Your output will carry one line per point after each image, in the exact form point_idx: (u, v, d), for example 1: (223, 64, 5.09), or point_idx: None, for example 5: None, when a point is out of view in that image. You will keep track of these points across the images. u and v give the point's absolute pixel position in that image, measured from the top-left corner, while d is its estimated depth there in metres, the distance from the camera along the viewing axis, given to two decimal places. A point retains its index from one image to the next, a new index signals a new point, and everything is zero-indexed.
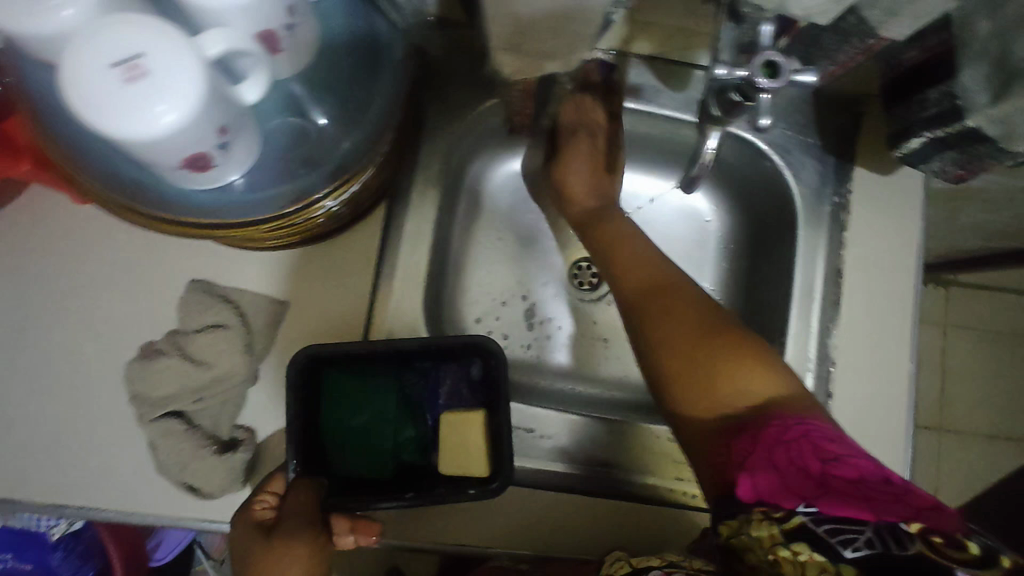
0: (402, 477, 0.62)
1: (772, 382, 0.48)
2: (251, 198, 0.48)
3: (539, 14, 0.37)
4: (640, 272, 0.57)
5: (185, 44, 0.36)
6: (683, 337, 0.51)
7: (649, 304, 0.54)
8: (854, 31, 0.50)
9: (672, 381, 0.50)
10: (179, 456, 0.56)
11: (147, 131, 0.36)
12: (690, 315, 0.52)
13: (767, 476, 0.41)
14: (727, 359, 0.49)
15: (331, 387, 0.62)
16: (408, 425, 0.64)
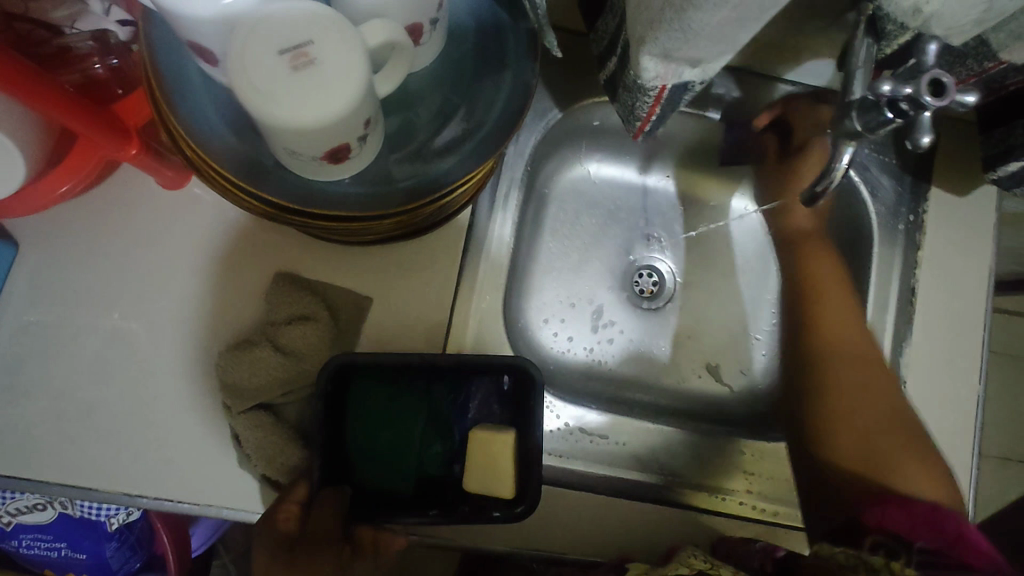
0: (421, 492, 0.59)
1: (938, 482, 0.54)
2: (366, 193, 0.48)
3: (706, 25, 0.35)
4: (846, 340, 0.64)
5: (351, 34, 0.36)
6: (868, 414, 0.59)
7: (840, 368, 0.62)
8: (971, 54, 0.51)
9: (844, 444, 0.58)
10: (266, 446, 0.54)
11: (309, 122, 0.35)
12: (875, 394, 0.60)
13: (895, 512, 0.50)
14: (900, 451, 0.57)
15: (360, 395, 0.58)
16: (436, 440, 0.61)
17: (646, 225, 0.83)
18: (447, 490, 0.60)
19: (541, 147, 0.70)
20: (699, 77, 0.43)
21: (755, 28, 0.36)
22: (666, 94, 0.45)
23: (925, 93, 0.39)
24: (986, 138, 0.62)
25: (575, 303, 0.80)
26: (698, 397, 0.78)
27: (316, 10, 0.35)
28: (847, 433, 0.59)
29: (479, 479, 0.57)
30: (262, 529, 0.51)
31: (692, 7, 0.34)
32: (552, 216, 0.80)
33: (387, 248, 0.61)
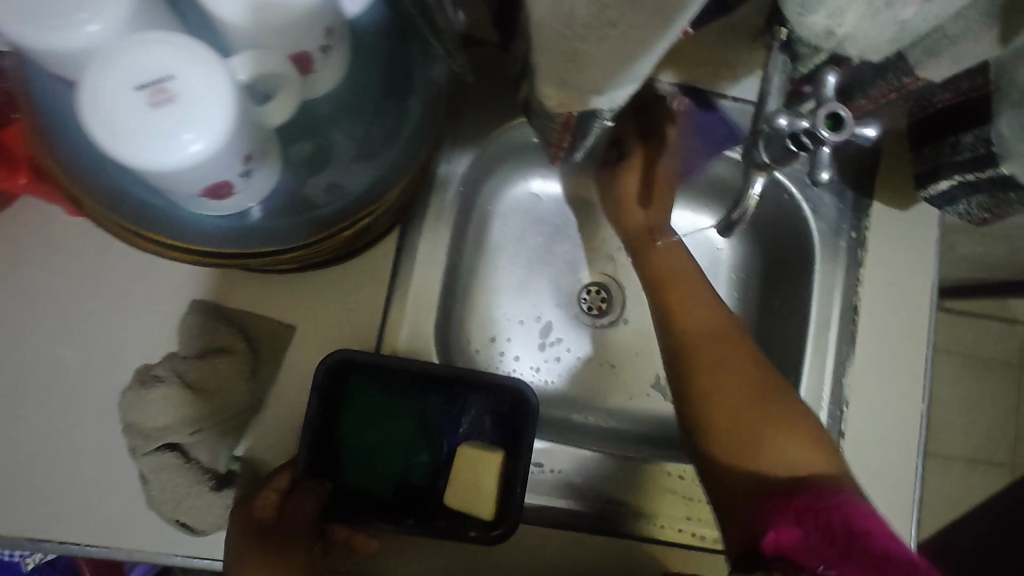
0: (402, 501, 0.57)
1: (818, 457, 0.51)
2: (271, 228, 0.46)
3: (595, 54, 0.33)
4: (697, 310, 0.60)
5: (216, 67, 0.34)
6: (730, 397, 0.54)
7: (703, 351, 0.58)
8: (891, 67, 0.50)
9: (720, 439, 0.53)
10: (172, 491, 0.53)
11: (172, 161, 0.33)
12: (740, 373, 0.56)
13: (791, 533, 0.44)
14: (772, 427, 0.52)
15: (356, 394, 0.58)
16: (422, 450, 0.60)
17: (595, 241, 0.81)
18: (429, 501, 0.58)
19: (476, 166, 0.67)
20: (605, 106, 0.41)
21: (650, 61, 0.34)
22: (573, 121, 0.44)
23: (821, 127, 0.39)
24: (917, 154, 0.61)
25: (520, 322, 0.77)
26: (646, 416, 0.76)
27: (178, 42, 0.34)
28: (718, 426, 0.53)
29: (459, 493, 0.56)
30: (239, 512, 0.51)
31: (578, 39, 0.33)
32: (496, 234, 0.78)
33: (311, 275, 0.59)
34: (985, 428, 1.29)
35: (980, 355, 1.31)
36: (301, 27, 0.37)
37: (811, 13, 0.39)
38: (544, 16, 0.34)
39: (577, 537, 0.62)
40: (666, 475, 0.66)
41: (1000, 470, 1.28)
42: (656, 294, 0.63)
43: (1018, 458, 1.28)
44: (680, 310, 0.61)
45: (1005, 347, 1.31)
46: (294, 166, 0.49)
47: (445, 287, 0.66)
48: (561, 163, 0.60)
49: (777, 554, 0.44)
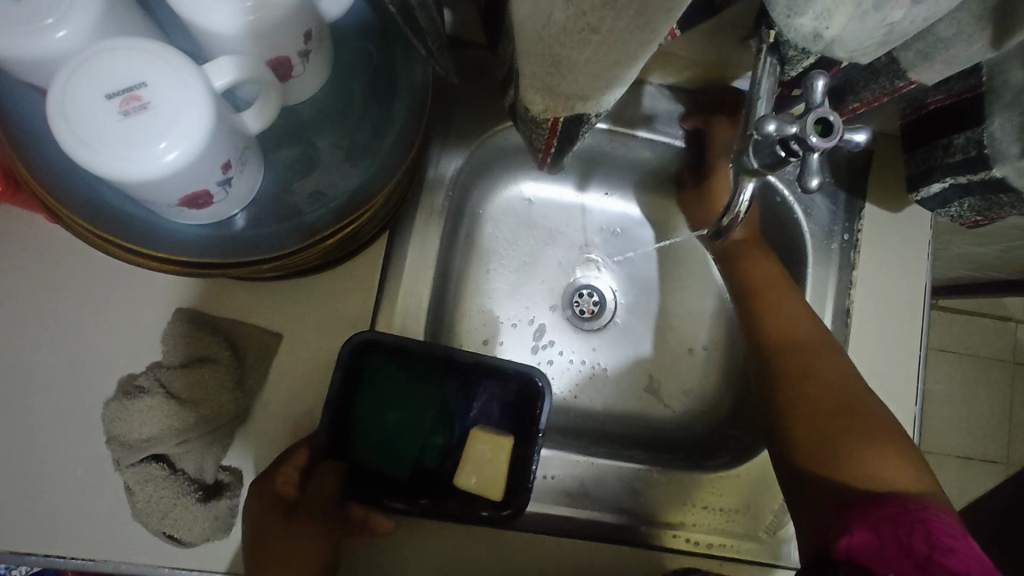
0: (417, 483, 0.58)
1: (903, 472, 0.50)
2: (254, 236, 0.45)
3: (580, 59, 0.33)
4: (792, 323, 0.62)
5: (191, 74, 0.33)
6: (814, 406, 0.56)
7: (793, 359, 0.60)
8: (886, 70, 0.50)
9: (802, 442, 0.55)
10: (159, 503, 0.52)
11: (145, 170, 0.32)
12: (832, 387, 0.57)
13: (866, 536, 0.45)
14: (856, 440, 0.53)
15: (376, 376, 0.58)
16: (437, 433, 0.60)
17: (588, 243, 0.80)
18: (442, 483, 0.58)
19: (466, 169, 0.66)
20: (592, 111, 0.41)
21: (637, 65, 0.34)
22: (560, 127, 0.43)
23: (810, 132, 0.38)
24: (909, 156, 0.61)
25: (512, 325, 0.77)
26: (641, 421, 0.76)
27: (152, 49, 0.33)
28: (799, 431, 0.56)
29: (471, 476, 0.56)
30: (258, 488, 0.50)
31: (562, 44, 0.32)
32: (488, 238, 0.77)
33: (298, 282, 0.58)
34: (979, 425, 1.29)
35: (974, 352, 1.31)
36: (279, 31, 0.36)
37: (798, 16, 0.38)
38: (527, 19, 0.34)
39: (574, 543, 0.60)
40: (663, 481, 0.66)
41: (994, 467, 1.28)
42: (753, 304, 0.65)
43: (1012, 456, 1.28)
44: (774, 318, 0.63)
45: (999, 345, 1.31)
46: (278, 172, 0.48)
47: (435, 293, 0.65)
48: (546, 168, 0.59)
49: (849, 559, 0.45)
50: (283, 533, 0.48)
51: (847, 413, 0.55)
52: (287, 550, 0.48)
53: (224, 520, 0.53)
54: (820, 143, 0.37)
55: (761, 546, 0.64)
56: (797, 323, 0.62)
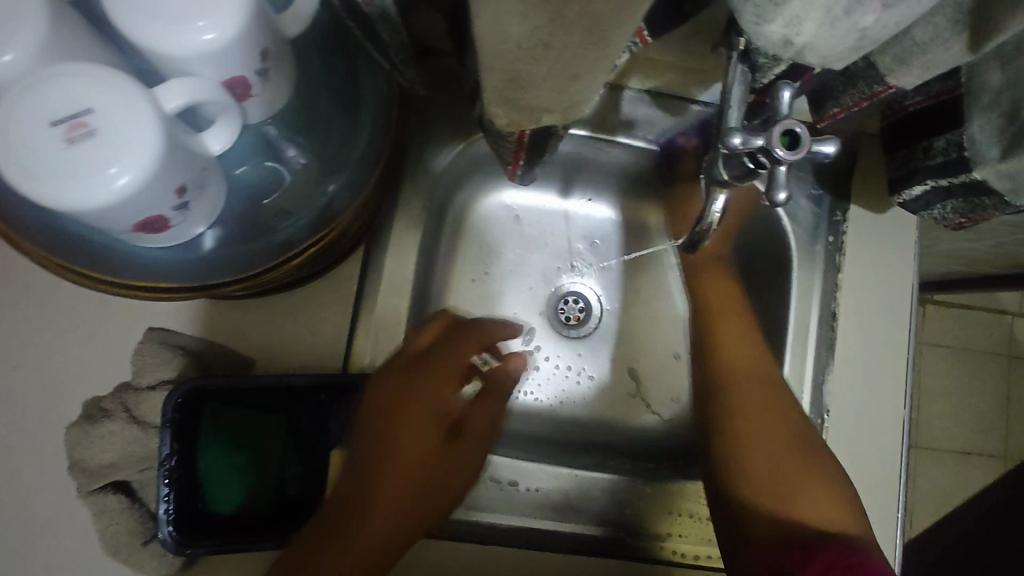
0: (288, 514, 0.52)
1: (846, 513, 0.52)
2: (220, 258, 0.45)
3: (537, 73, 0.32)
4: (746, 355, 0.61)
5: (139, 99, 0.32)
6: (762, 443, 0.57)
7: (748, 395, 0.59)
8: (863, 75, 0.49)
9: (749, 480, 0.55)
10: (112, 539, 0.50)
11: (93, 197, 0.31)
12: (784, 425, 0.57)
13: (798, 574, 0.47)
14: (803, 482, 0.54)
15: (211, 423, 0.52)
16: (295, 460, 0.54)
17: (572, 250, 0.79)
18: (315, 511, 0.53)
19: (444, 178, 0.66)
20: (559, 123, 0.40)
21: (596, 77, 0.33)
22: (527, 140, 0.42)
23: (775, 144, 0.37)
24: (891, 158, 0.60)
25: None
26: (627, 428, 0.75)
27: (98, 75, 0.32)
28: (753, 471, 0.56)
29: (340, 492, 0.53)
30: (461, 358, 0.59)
31: (519, 61, 0.31)
32: (472, 244, 0.77)
33: (272, 299, 0.57)
34: (977, 420, 1.28)
35: (970, 347, 1.30)
36: (234, 52, 0.35)
37: (768, 23, 0.37)
38: None
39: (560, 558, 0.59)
40: (661, 495, 0.65)
41: (993, 461, 1.27)
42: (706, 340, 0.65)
43: (1010, 450, 1.28)
44: (732, 357, 0.62)
45: (995, 339, 1.30)
46: (245, 192, 0.47)
47: (414, 305, 0.64)
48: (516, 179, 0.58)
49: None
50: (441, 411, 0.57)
51: (797, 453, 0.55)
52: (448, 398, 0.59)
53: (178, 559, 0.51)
54: (784, 153, 0.36)
55: None
56: (744, 355, 0.61)
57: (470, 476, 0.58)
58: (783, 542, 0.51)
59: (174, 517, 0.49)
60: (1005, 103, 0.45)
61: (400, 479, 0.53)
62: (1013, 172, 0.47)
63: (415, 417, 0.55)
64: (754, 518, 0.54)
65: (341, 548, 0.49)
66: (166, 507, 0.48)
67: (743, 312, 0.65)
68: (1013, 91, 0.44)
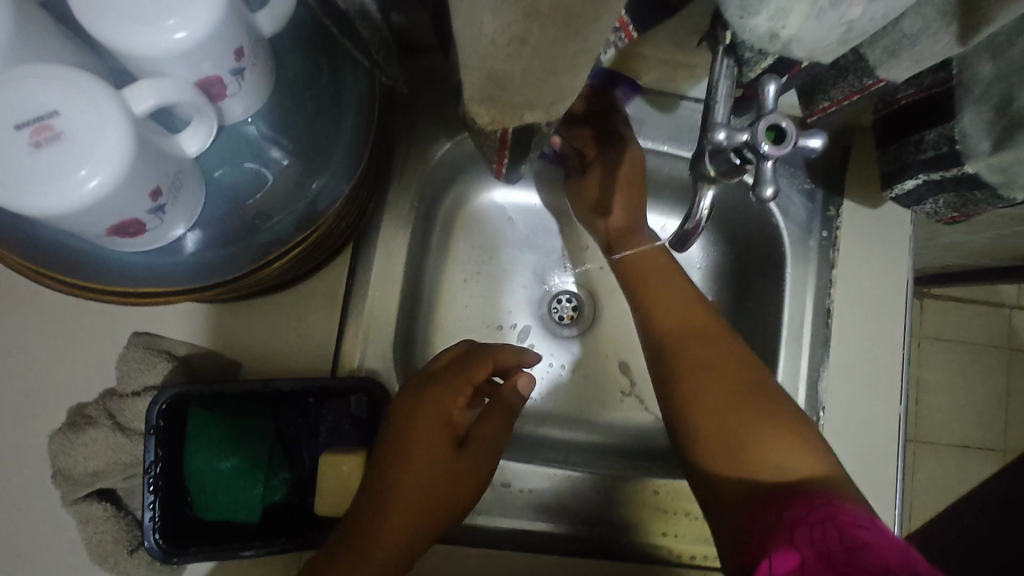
0: (276, 523, 0.51)
1: (812, 458, 0.51)
2: (201, 261, 0.44)
3: (513, 68, 0.31)
4: (680, 307, 0.61)
5: (107, 101, 0.32)
6: (712, 394, 0.55)
7: (690, 346, 0.58)
8: (853, 68, 0.48)
9: (699, 433, 0.54)
10: (99, 546, 0.49)
11: (61, 200, 0.31)
12: (724, 369, 0.56)
13: (789, 556, 0.43)
14: (762, 424, 0.52)
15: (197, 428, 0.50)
16: (284, 465, 0.53)
17: (564, 248, 0.78)
18: (304, 517, 0.53)
19: (432, 177, 0.65)
20: (542, 120, 0.39)
21: (576, 74, 0.32)
22: (511, 138, 0.41)
23: (761, 140, 0.37)
24: (881, 152, 0.59)
25: (495, 330, 0.75)
26: (621, 426, 0.74)
27: (66, 78, 0.32)
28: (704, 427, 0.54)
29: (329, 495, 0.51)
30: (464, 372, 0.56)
31: (494, 58, 0.30)
32: (463, 243, 0.76)
33: (258, 302, 0.56)
34: (977, 414, 1.27)
35: (969, 340, 1.29)
36: (206, 51, 0.35)
37: (753, 16, 0.36)
38: (458, 29, 0.32)
39: (544, 558, 0.59)
40: (654, 495, 0.63)
41: (992, 454, 1.27)
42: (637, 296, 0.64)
43: (1010, 443, 1.27)
44: (662, 313, 0.61)
45: (993, 332, 1.30)
46: (227, 193, 0.47)
47: (403, 305, 0.63)
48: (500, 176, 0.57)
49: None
50: (418, 429, 0.52)
51: (749, 393, 0.54)
52: (434, 420, 0.53)
53: (168, 566, 0.50)
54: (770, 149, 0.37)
55: None
56: (686, 311, 0.60)
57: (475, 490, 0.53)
58: (751, 498, 0.50)
59: (160, 525, 0.48)
60: (997, 95, 0.44)
61: (417, 474, 0.51)
62: (1006, 164, 0.46)
63: (422, 426, 0.52)
64: (722, 476, 0.52)
65: (357, 556, 0.47)
66: (151, 514, 0.47)
67: (669, 267, 0.64)
68: (1005, 82, 0.43)
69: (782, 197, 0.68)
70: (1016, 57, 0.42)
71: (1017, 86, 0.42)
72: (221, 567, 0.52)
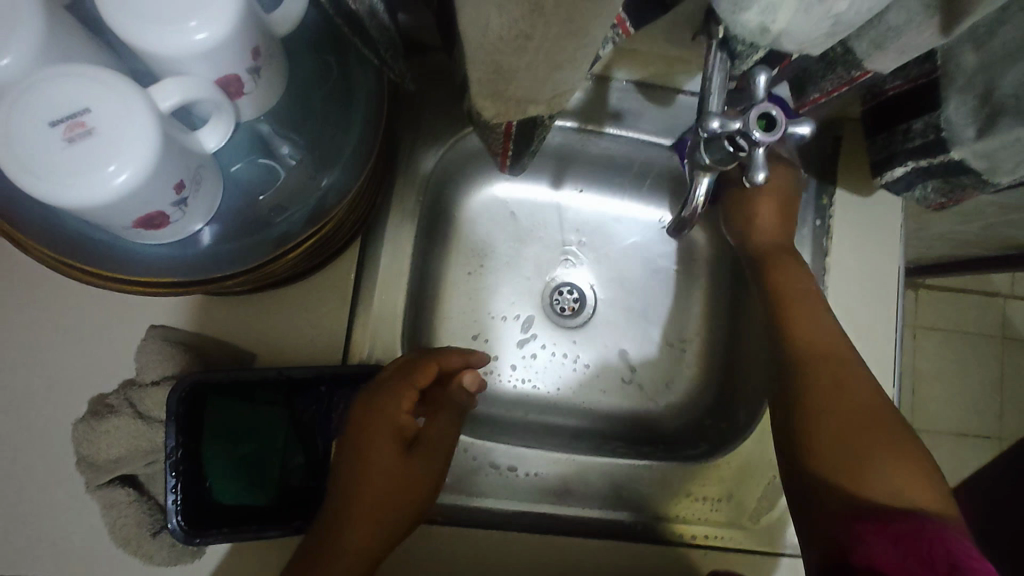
0: (291, 503, 0.54)
1: (937, 498, 0.47)
2: (218, 252, 0.46)
3: (520, 63, 0.33)
4: (819, 334, 0.57)
5: (134, 99, 0.34)
6: (851, 413, 0.52)
7: (839, 369, 0.54)
8: (841, 60, 0.51)
9: (823, 446, 0.51)
10: (122, 529, 0.51)
11: (93, 193, 0.33)
12: (867, 401, 0.53)
13: (886, 555, 0.43)
14: (886, 451, 0.49)
15: (215, 416, 0.52)
16: (297, 450, 0.55)
17: (566, 241, 0.80)
18: (317, 501, 0.55)
19: (437, 173, 0.67)
20: (545, 113, 0.41)
21: (579, 67, 0.34)
22: (515, 130, 0.43)
23: (753, 126, 0.39)
24: (871, 141, 0.61)
25: (499, 321, 0.77)
26: (622, 414, 0.76)
27: (94, 77, 0.33)
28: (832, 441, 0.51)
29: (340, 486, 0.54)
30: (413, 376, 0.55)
31: (502, 53, 0.32)
32: (466, 237, 0.78)
33: (270, 294, 0.58)
34: (972, 401, 1.30)
35: (963, 329, 1.31)
36: (225, 51, 0.36)
37: (744, 10, 0.38)
38: (468, 27, 0.34)
39: (548, 538, 0.61)
40: (656, 478, 0.65)
41: (988, 441, 1.29)
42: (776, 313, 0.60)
43: (1005, 430, 1.29)
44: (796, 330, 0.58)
45: (987, 321, 1.32)
46: (241, 188, 0.48)
47: (411, 297, 0.65)
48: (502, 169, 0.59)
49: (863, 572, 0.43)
50: (370, 438, 0.54)
51: (885, 425, 0.51)
52: (386, 428, 0.54)
53: (187, 548, 0.52)
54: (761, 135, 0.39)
55: (745, 533, 0.64)
56: (823, 335, 0.57)
57: (431, 490, 0.56)
58: (855, 514, 0.47)
59: (181, 508, 0.50)
60: (980, 85, 0.46)
61: (371, 485, 0.53)
62: (991, 150, 0.48)
63: (374, 434, 0.54)
64: (834, 487, 0.49)
65: (330, 561, 0.50)
66: (173, 498, 0.49)
67: (811, 290, 0.60)
68: (988, 71, 0.45)
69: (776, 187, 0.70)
70: (997, 47, 0.44)
71: (999, 75, 0.44)
72: (239, 550, 0.53)
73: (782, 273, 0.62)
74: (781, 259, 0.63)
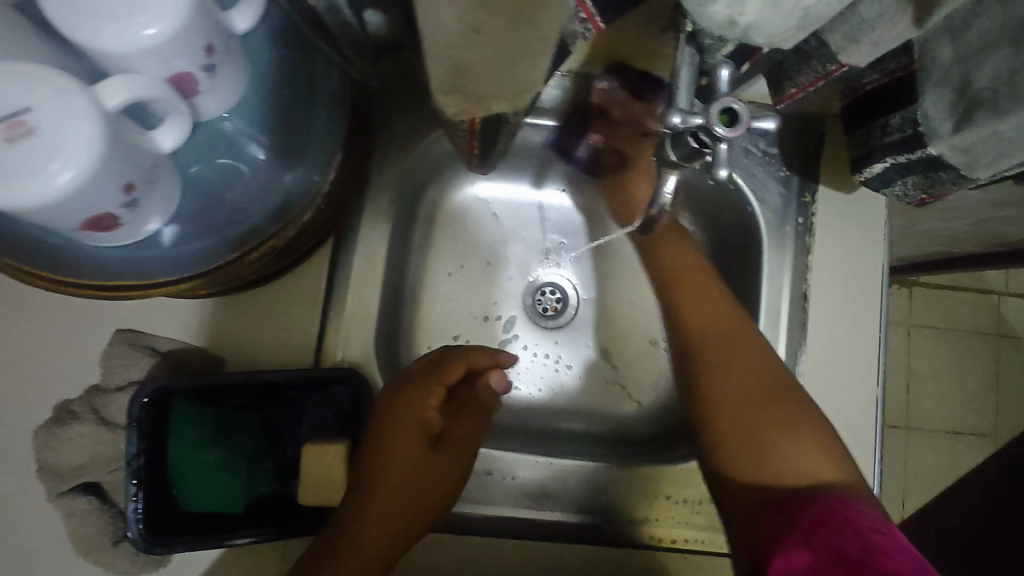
0: (259, 513, 0.52)
1: (827, 461, 0.52)
2: (179, 254, 0.45)
3: (472, 58, 0.32)
4: (707, 310, 0.59)
5: (78, 98, 0.33)
6: (739, 396, 0.55)
7: (723, 346, 0.57)
8: (816, 54, 0.50)
9: (725, 433, 0.55)
10: (85, 538, 0.50)
11: (34, 195, 0.32)
12: (755, 374, 0.56)
13: (803, 556, 0.45)
14: (778, 430, 0.53)
15: (181, 421, 0.51)
16: (266, 455, 0.54)
17: (547, 241, 0.79)
18: (288, 507, 0.54)
19: (413, 173, 0.66)
20: (506, 111, 0.40)
21: (535, 62, 0.33)
22: (479, 128, 0.43)
23: (714, 122, 0.37)
24: (850, 136, 0.60)
25: (480, 323, 0.76)
26: (605, 415, 0.75)
27: (39, 76, 0.33)
28: (730, 427, 0.54)
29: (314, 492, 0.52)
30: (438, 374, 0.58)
31: (451, 48, 0.31)
32: (446, 238, 0.77)
33: (240, 297, 0.57)
34: (965, 400, 1.29)
35: (956, 327, 1.31)
36: (175, 48, 0.35)
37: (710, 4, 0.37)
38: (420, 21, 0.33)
39: (523, 543, 0.60)
40: (636, 481, 0.64)
41: (981, 440, 1.28)
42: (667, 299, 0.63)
43: (1000, 428, 1.28)
44: (695, 313, 0.60)
45: (980, 319, 1.31)
46: (205, 188, 0.47)
47: (386, 299, 0.64)
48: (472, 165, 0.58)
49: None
50: (395, 433, 0.56)
51: (772, 397, 0.55)
52: (410, 424, 0.56)
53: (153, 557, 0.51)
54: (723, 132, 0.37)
55: (727, 536, 0.63)
56: (713, 311, 0.59)
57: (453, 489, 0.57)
58: (765, 498, 0.52)
59: (143, 515, 0.49)
60: (956, 79, 0.45)
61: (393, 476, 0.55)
62: (967, 146, 0.47)
63: (397, 431, 0.56)
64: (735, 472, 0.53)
65: (341, 553, 0.50)
66: (134, 505, 0.48)
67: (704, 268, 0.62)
68: (964, 65, 0.44)
69: (757, 185, 0.69)
70: (973, 40, 0.43)
71: (975, 69, 0.43)
72: (207, 559, 0.52)
73: (674, 255, 0.63)
74: (666, 234, 0.65)
